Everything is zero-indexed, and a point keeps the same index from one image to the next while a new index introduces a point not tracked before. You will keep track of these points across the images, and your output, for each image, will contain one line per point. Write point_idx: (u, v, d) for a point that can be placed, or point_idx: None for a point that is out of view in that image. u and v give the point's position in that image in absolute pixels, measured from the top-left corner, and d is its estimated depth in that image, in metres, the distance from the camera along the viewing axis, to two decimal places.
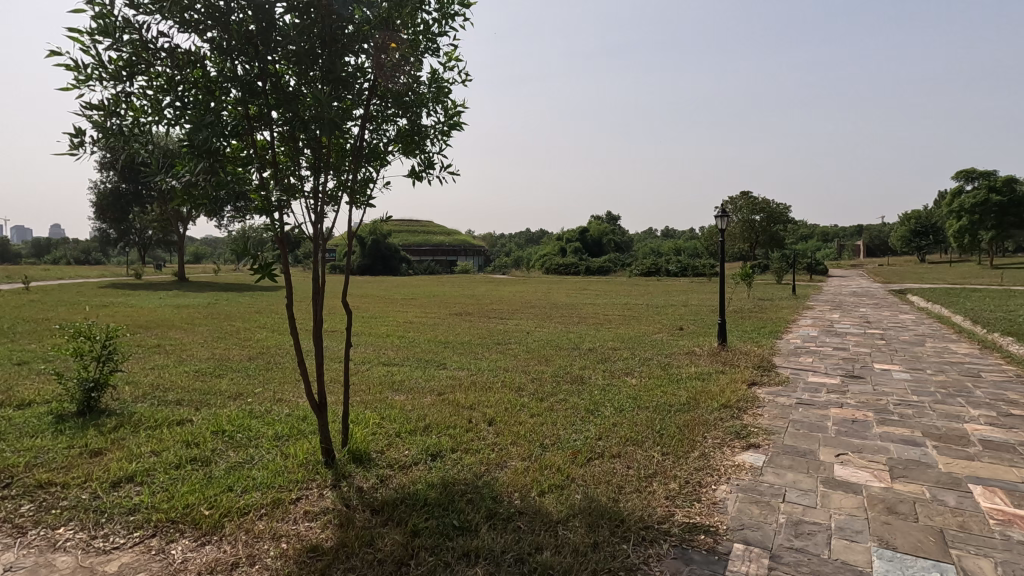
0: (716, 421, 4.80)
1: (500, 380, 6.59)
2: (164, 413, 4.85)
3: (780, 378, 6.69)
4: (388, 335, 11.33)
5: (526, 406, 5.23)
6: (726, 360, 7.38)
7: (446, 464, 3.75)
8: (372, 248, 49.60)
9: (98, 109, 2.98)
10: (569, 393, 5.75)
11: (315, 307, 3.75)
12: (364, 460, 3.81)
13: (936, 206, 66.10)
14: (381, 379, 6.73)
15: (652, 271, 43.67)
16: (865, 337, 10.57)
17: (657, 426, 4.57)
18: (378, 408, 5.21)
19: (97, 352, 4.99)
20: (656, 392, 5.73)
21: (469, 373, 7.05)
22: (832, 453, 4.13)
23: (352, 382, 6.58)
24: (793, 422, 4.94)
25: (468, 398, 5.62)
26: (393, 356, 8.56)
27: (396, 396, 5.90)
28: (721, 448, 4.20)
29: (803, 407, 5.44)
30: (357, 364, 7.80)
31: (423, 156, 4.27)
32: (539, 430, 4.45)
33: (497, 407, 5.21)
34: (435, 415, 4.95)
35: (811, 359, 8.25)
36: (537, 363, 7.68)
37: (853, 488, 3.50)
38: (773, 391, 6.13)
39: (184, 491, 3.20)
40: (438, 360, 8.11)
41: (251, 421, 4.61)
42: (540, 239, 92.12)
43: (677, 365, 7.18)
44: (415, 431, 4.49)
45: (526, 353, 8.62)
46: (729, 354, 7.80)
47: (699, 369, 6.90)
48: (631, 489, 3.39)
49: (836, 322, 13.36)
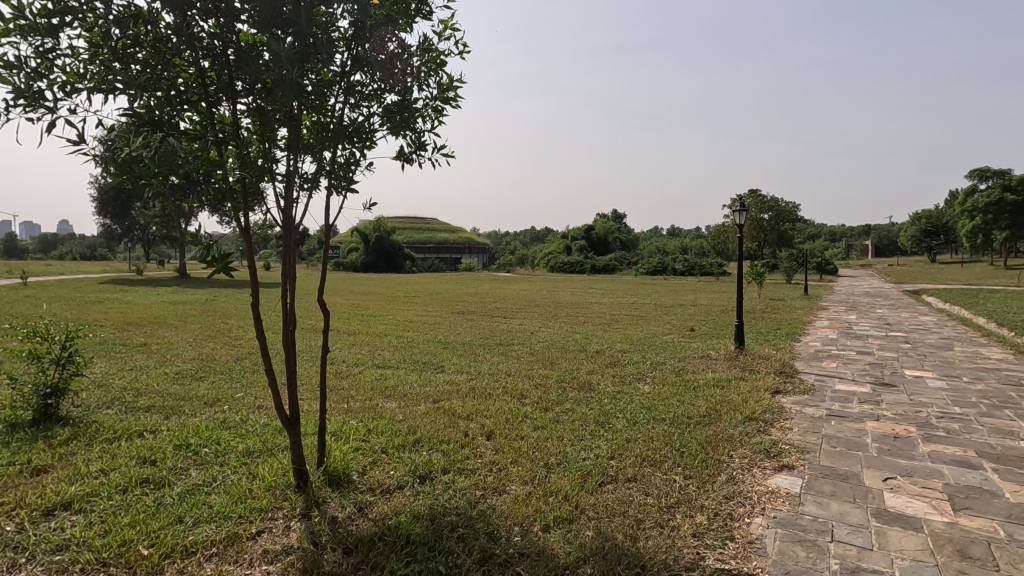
0: (742, 436, 4.28)
1: (501, 385, 6.09)
2: (128, 422, 4.38)
3: (805, 386, 6.17)
4: (387, 334, 10.89)
5: (529, 417, 4.72)
6: (745, 366, 6.85)
7: (436, 489, 3.26)
8: (376, 245, 49.28)
9: (16, 68, 2.48)
10: (576, 402, 5.25)
11: (284, 300, 3.29)
12: (342, 483, 3.33)
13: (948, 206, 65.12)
14: (374, 383, 6.26)
15: (658, 270, 43.10)
16: (888, 340, 10.02)
17: (676, 442, 4.06)
18: (366, 418, 4.72)
19: (56, 355, 4.52)
20: (673, 402, 5.21)
21: (469, 377, 6.56)
22: (878, 477, 3.61)
23: (342, 386, 6.10)
24: (827, 438, 4.42)
25: (466, 407, 5.13)
26: (389, 357, 8.08)
27: (388, 403, 5.41)
28: (749, 470, 3.68)
29: (836, 420, 4.92)
30: (350, 366, 7.32)
31: (413, 136, 3.78)
32: (543, 447, 3.95)
33: (497, 417, 4.72)
34: (428, 427, 4.45)
35: (835, 364, 7.71)
36: (541, 366, 7.19)
37: (911, 524, 2.98)
38: (800, 400, 5.61)
39: (124, 524, 2.72)
40: (436, 362, 7.63)
41: (222, 433, 4.12)
42: (546, 238, 91.68)
43: (693, 370, 6.67)
44: (404, 445, 4.00)
45: (529, 355, 8.13)
46: (748, 359, 7.27)
47: (716, 375, 6.39)
48: (650, 524, 2.88)
49: (853, 323, 12.79)
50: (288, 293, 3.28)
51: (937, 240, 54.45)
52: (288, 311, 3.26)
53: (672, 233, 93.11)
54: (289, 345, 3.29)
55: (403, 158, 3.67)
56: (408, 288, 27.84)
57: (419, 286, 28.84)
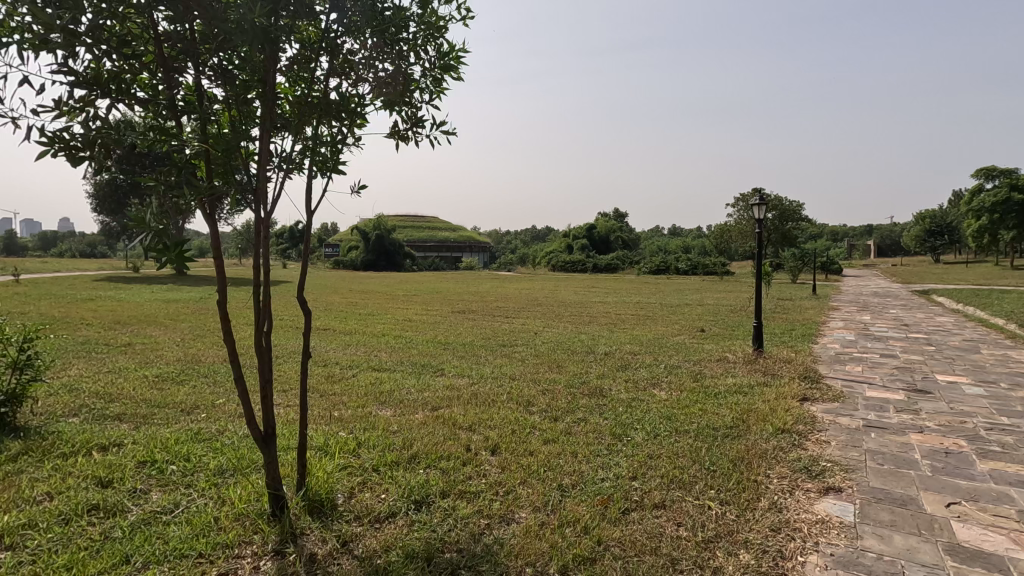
0: (777, 452, 3.82)
1: (506, 391, 5.64)
2: (91, 433, 3.92)
3: (834, 393, 5.70)
4: (385, 334, 10.45)
5: (538, 428, 4.27)
6: (767, 370, 6.39)
7: (434, 517, 2.81)
8: (376, 244, 48.85)
9: None
10: (589, 411, 4.80)
11: (258, 296, 2.83)
12: (324, 510, 2.88)
13: (952, 206, 64.65)
14: (368, 387, 5.81)
15: (661, 270, 42.62)
16: (910, 343, 9.54)
17: (705, 459, 3.60)
18: (357, 429, 4.27)
19: (14, 358, 4.06)
20: (695, 411, 4.75)
21: (471, 382, 6.11)
22: (939, 502, 3.15)
23: (333, 392, 5.65)
24: (871, 454, 3.96)
25: (468, 416, 4.67)
26: (386, 359, 7.61)
27: (382, 411, 4.95)
28: (792, 493, 3.22)
29: (876, 433, 4.45)
30: (344, 368, 6.88)
31: (409, 112, 3.31)
32: (555, 465, 3.50)
33: (503, 429, 4.26)
34: (426, 440, 3.99)
35: (860, 368, 7.25)
36: (548, 370, 6.74)
37: (994, 563, 2.53)
38: (830, 409, 5.15)
39: (58, 565, 2.26)
40: (435, 364, 7.16)
41: (195, 447, 3.67)
42: (546, 237, 91.23)
43: (711, 375, 6.21)
44: (398, 463, 3.54)
45: (534, 358, 7.67)
46: (768, 362, 6.82)
47: (737, 380, 5.93)
48: (687, 565, 2.43)
49: (870, 324, 12.34)
50: (261, 290, 2.83)
51: (942, 240, 53.93)
52: (261, 310, 2.81)
53: (674, 233, 92.64)
54: (263, 350, 2.82)
55: (399, 139, 3.23)
56: (407, 288, 26.47)
57: (419, 285, 28.42)
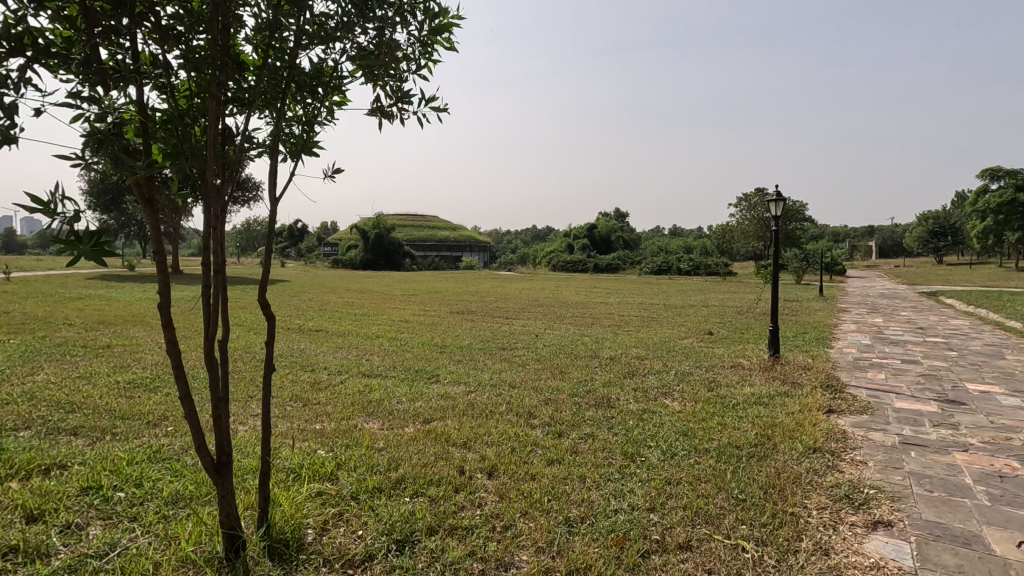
0: (810, 476, 3.38)
1: (505, 401, 5.20)
2: (36, 451, 3.47)
3: (861, 404, 5.25)
4: (380, 336, 10.01)
5: (541, 446, 3.82)
6: (786, 378, 5.95)
7: (416, 562, 2.37)
8: (376, 242, 48.42)
9: None
10: (596, 425, 4.35)
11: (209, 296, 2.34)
12: (288, 552, 2.44)
13: (955, 207, 64.20)
14: (356, 396, 5.37)
15: (663, 270, 42.15)
16: (930, 347, 9.09)
17: (730, 485, 3.16)
18: (339, 447, 3.82)
19: None
20: (713, 426, 4.30)
21: (467, 390, 5.67)
22: (1008, 541, 2.71)
23: (317, 401, 5.21)
24: (917, 478, 3.51)
25: (463, 430, 4.22)
26: (378, 364, 7.16)
27: (369, 425, 4.51)
28: (834, 527, 2.78)
29: (917, 452, 3.99)
30: (333, 374, 6.44)
31: (396, 87, 2.85)
32: (561, 493, 3.06)
33: (501, 447, 3.80)
34: (414, 460, 3.55)
35: (882, 375, 6.80)
36: (549, 377, 6.28)
37: None
38: (860, 422, 4.71)
39: None
40: (429, 370, 6.71)
41: (151, 470, 3.22)
42: (546, 237, 90.79)
43: (726, 383, 5.77)
44: (380, 490, 3.10)
45: (535, 363, 7.21)
46: (785, 369, 6.38)
47: (755, 389, 5.47)
48: None
49: (883, 327, 11.88)
50: (213, 292, 2.36)
51: (945, 240, 53.51)
52: (210, 311, 2.32)
53: (674, 233, 92.19)
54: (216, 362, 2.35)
55: (382, 117, 2.80)
56: (406, 288, 26.00)
57: (417, 286, 27.99)
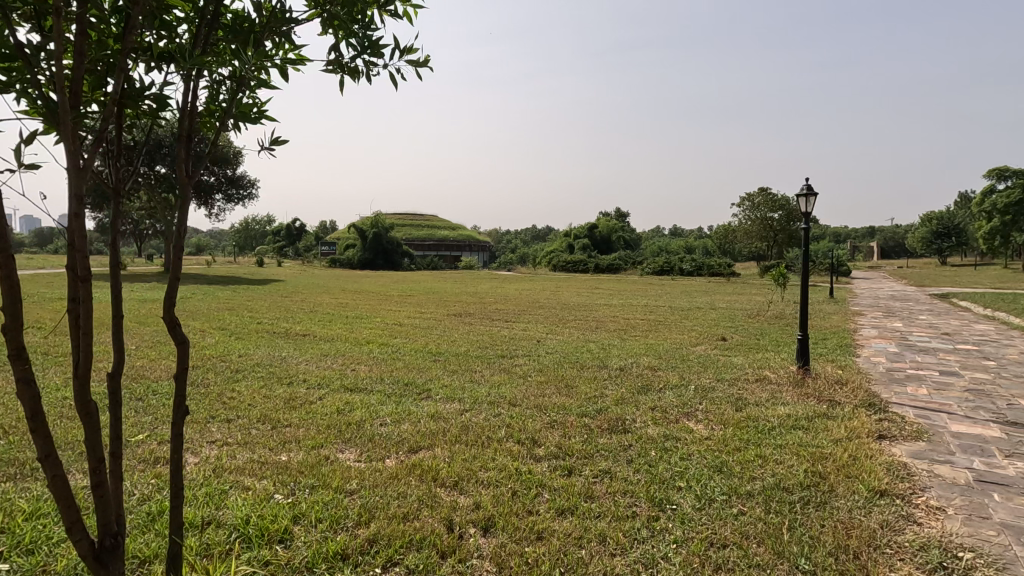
0: (886, 533, 2.70)
1: (503, 423, 4.52)
2: None
3: (913, 427, 4.57)
4: (370, 342, 9.35)
5: (549, 489, 3.15)
6: (821, 395, 5.27)
7: None
8: (373, 241, 47.79)
9: None
10: (611, 458, 3.68)
11: (75, 313, 1.55)
12: None
13: (958, 207, 63.57)
14: (334, 416, 4.69)
15: (665, 270, 41.51)
16: (965, 356, 8.39)
17: (791, 551, 2.50)
18: (303, 488, 3.15)
19: None
20: (751, 460, 3.63)
21: (460, 408, 5.01)
22: None
23: (288, 423, 4.53)
24: (1016, 534, 2.81)
25: (454, 465, 3.54)
26: (364, 376, 6.45)
27: (343, 455, 3.84)
28: None
29: (1001, 495, 3.29)
30: (312, 388, 5.77)
31: (364, 34, 2.15)
32: (577, 563, 2.39)
33: (499, 490, 3.12)
34: (393, 510, 2.89)
35: (924, 390, 6.11)
36: (554, 393, 5.56)
37: None
38: (918, 452, 4.03)
39: None
40: (419, 383, 6.01)
41: (53, 527, 2.55)
42: (547, 236, 90.16)
43: (754, 401, 5.10)
44: (344, 558, 2.43)
45: (537, 375, 6.50)
46: (819, 384, 5.69)
47: (789, 409, 4.78)
48: None
49: (907, 332, 11.20)
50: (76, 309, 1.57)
51: (950, 240, 52.82)
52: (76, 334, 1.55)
53: (674, 233, 91.62)
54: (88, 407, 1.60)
55: (343, 77, 2.14)
56: (403, 288, 25.43)
57: (414, 286, 27.29)
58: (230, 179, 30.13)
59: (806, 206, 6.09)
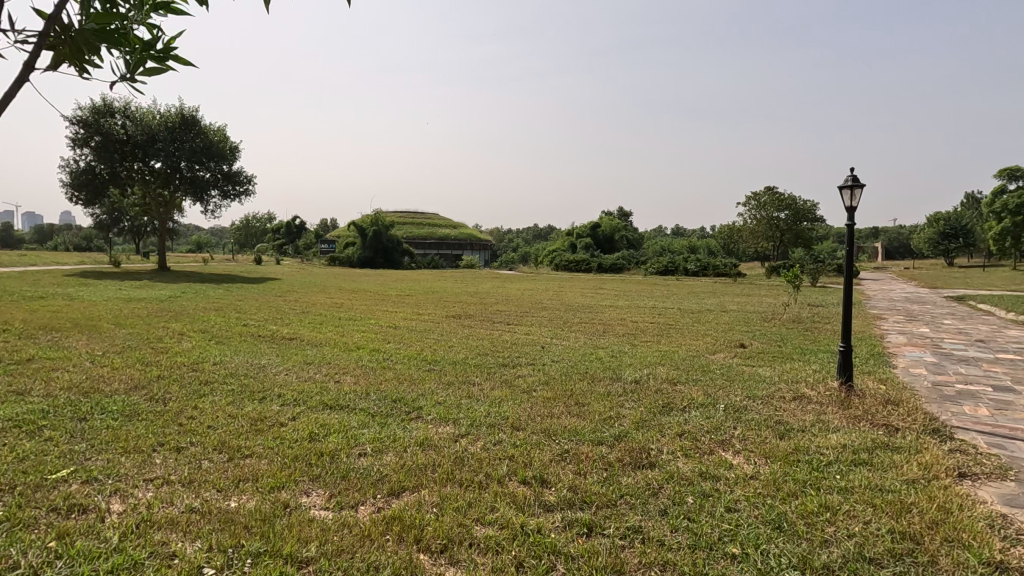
0: None
1: (504, 456, 3.78)
2: None
3: (995, 462, 3.81)
4: (361, 348, 8.62)
5: (565, 562, 2.41)
6: (875, 419, 4.52)
7: None
8: (373, 240, 47.19)
9: None
10: (640, 510, 2.94)
11: None
12: None
13: (965, 207, 62.69)
14: (303, 444, 3.95)
15: (670, 270, 40.86)
16: (1012, 367, 7.62)
17: None
18: (245, 558, 2.42)
19: None
20: (816, 514, 2.89)
21: (452, 433, 4.28)
22: None
23: (249, 452, 3.81)
24: None
25: (442, 520, 2.81)
26: (347, 390, 5.70)
27: (307, 500, 3.12)
28: None
29: None
30: (285, 406, 5.04)
31: None
32: None
33: (500, 562, 2.40)
34: None
35: (987, 410, 5.33)
36: (564, 415, 4.81)
37: None
38: (1014, 498, 3.27)
39: None
40: (409, 400, 5.25)
41: None
42: (548, 236, 89.49)
43: (799, 428, 4.34)
44: None
45: (543, 390, 5.75)
46: (868, 404, 4.94)
47: (844, 438, 4.03)
48: None
49: (939, 339, 10.41)
50: None
51: (958, 242, 52.00)
52: None
53: (677, 233, 90.87)
54: None
55: None
56: (402, 287, 24.76)
57: (413, 285, 26.54)
58: (226, 175, 29.35)
59: (851, 199, 5.34)
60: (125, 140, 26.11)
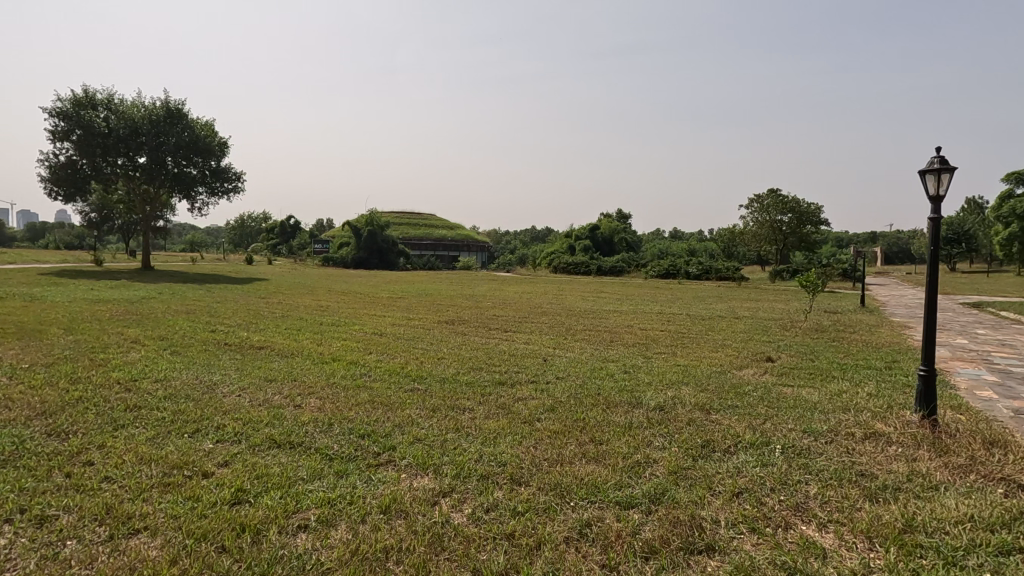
0: None
1: (499, 533, 2.67)
2: None
3: None
4: (336, 360, 7.50)
5: None
6: (990, 473, 3.42)
7: None
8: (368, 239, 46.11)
9: None
10: None
11: None
12: None
13: (969, 211, 61.53)
14: (223, 512, 2.84)
15: (670, 273, 39.88)
16: None
17: None
18: None
19: None
20: None
21: (430, 491, 3.16)
22: None
23: (140, 524, 2.69)
24: None
25: None
26: (306, 420, 4.57)
27: None
28: None
29: None
30: (220, 443, 3.91)
31: None
32: None
33: None
34: None
35: None
36: (579, 460, 3.70)
37: None
38: None
39: None
40: (380, 436, 4.13)
41: None
42: (546, 238, 88.51)
43: (893, 485, 3.25)
44: None
45: (549, 420, 4.64)
46: (966, 448, 3.85)
47: (968, 505, 2.94)
48: None
49: (985, 353, 9.32)
50: None
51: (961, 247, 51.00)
52: None
53: (675, 235, 89.94)
54: None
55: None
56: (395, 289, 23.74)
57: (405, 286, 25.34)
58: (213, 171, 28.05)
59: (937, 186, 4.26)
60: (108, 133, 24.80)
